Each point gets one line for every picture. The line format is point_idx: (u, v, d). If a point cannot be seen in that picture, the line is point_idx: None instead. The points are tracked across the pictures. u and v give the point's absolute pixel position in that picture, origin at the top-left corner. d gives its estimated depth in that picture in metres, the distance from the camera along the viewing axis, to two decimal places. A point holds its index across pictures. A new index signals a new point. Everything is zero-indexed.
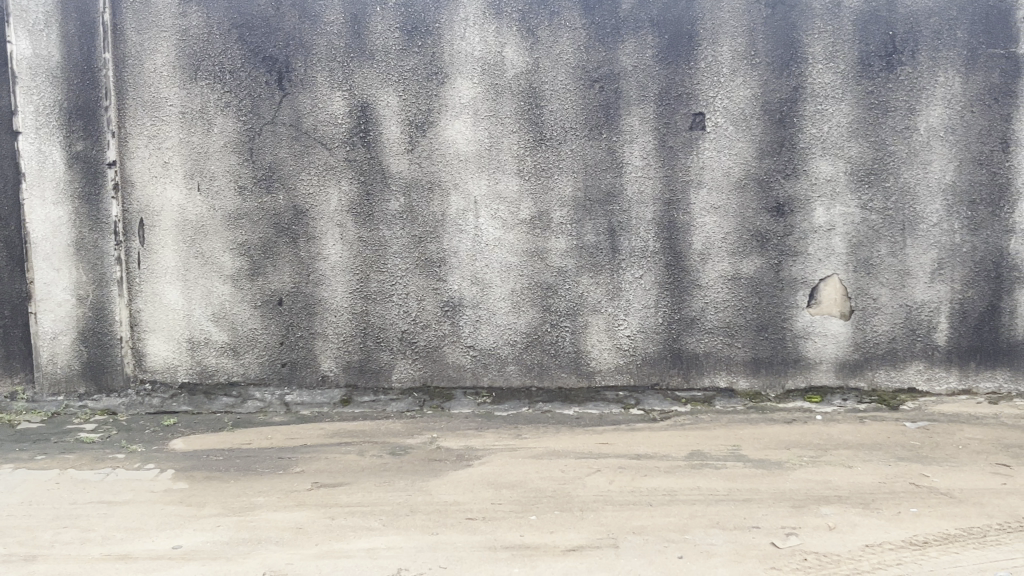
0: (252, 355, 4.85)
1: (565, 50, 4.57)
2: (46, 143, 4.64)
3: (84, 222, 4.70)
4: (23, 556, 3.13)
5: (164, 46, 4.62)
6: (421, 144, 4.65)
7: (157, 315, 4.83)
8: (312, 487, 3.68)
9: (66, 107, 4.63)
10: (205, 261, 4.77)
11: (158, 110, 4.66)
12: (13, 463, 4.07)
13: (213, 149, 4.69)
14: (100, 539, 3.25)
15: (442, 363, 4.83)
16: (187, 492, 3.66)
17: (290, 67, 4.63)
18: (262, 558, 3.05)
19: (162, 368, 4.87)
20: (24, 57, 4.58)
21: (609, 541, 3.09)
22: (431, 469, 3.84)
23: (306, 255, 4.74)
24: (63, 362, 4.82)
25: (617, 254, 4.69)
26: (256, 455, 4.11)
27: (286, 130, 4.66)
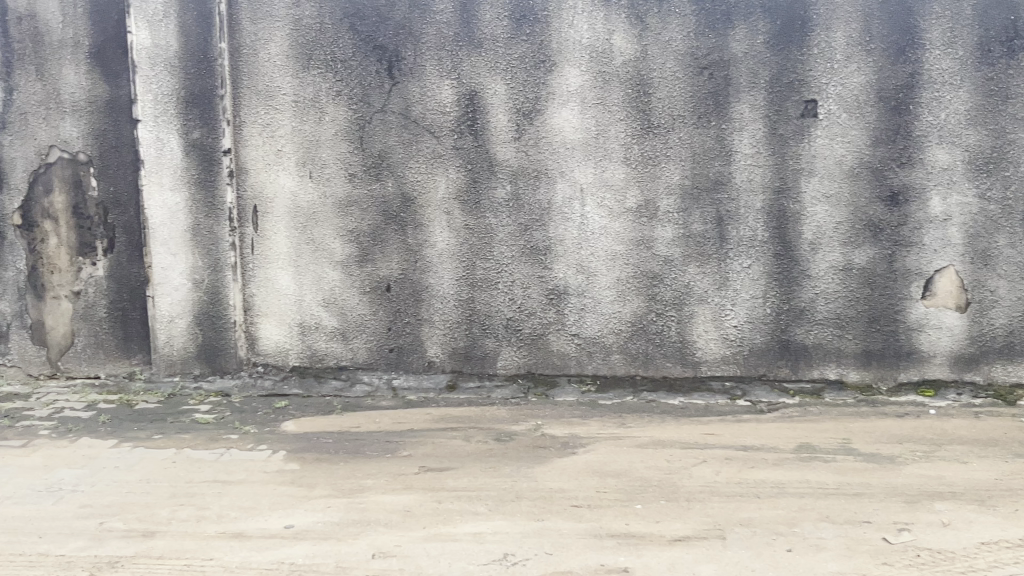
0: (361, 340, 4.92)
1: (674, 37, 4.53)
2: (164, 131, 4.75)
3: (200, 208, 4.81)
4: (142, 532, 3.23)
5: (278, 36, 4.71)
6: (528, 131, 4.67)
7: (270, 300, 4.93)
8: (420, 470, 3.72)
9: (183, 95, 4.73)
10: (316, 247, 4.85)
11: (272, 99, 4.76)
12: (132, 442, 4.21)
13: (325, 138, 4.77)
14: (215, 517, 3.33)
15: (547, 351, 4.84)
16: (298, 473, 3.74)
17: (399, 56, 4.68)
18: (371, 540, 3.10)
19: (274, 352, 4.98)
20: (143, 48, 4.68)
21: (716, 532, 3.07)
22: (536, 456, 3.86)
23: (414, 242, 4.79)
24: (180, 345, 4.93)
25: (725, 244, 4.64)
26: (365, 439, 4.17)
27: (395, 118, 4.72)
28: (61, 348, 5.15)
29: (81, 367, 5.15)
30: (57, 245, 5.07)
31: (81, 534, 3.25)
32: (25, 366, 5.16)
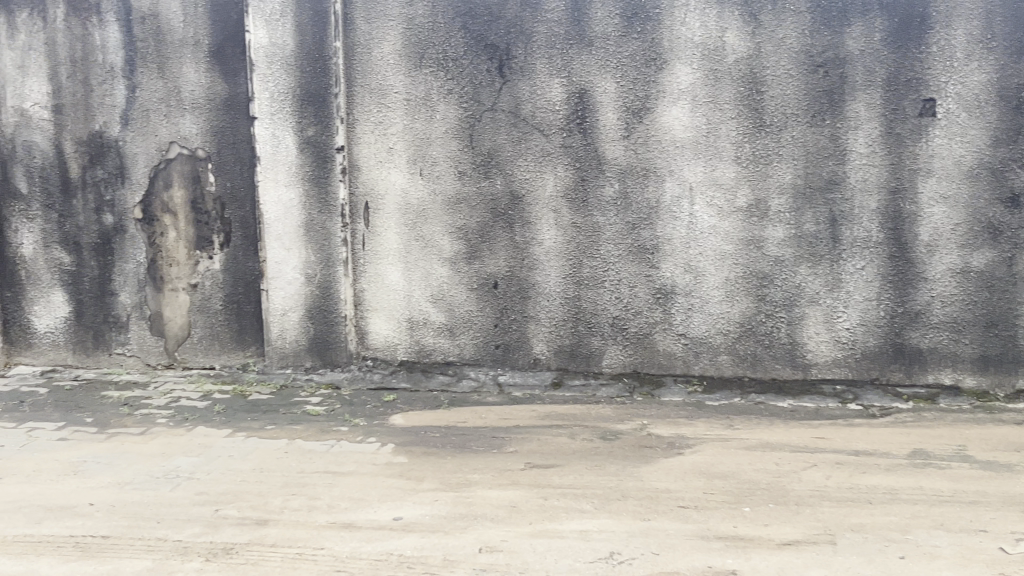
0: (468, 336, 4.96)
1: (789, 35, 4.48)
2: (280, 128, 4.87)
3: (313, 204, 4.91)
4: (256, 520, 3.32)
5: (391, 35, 4.78)
6: (638, 130, 4.65)
7: (380, 295, 5.01)
8: (526, 467, 3.74)
9: (298, 93, 4.84)
10: (426, 243, 4.91)
11: (385, 97, 4.83)
12: (246, 431, 4.34)
13: (435, 135, 4.82)
14: (325, 507, 3.41)
15: (653, 351, 4.81)
16: (407, 466, 3.80)
17: (510, 54, 4.70)
18: (478, 534, 3.12)
19: (383, 346, 5.05)
20: (260, 46, 4.81)
21: (826, 537, 3.03)
22: (642, 455, 3.85)
23: (521, 240, 4.82)
24: (292, 338, 5.04)
25: (838, 244, 4.57)
26: (472, 434, 4.21)
27: (505, 116, 4.74)
28: (178, 339, 5.31)
29: (197, 357, 5.30)
30: (175, 239, 5.22)
31: (197, 520, 3.35)
32: (144, 355, 5.35)
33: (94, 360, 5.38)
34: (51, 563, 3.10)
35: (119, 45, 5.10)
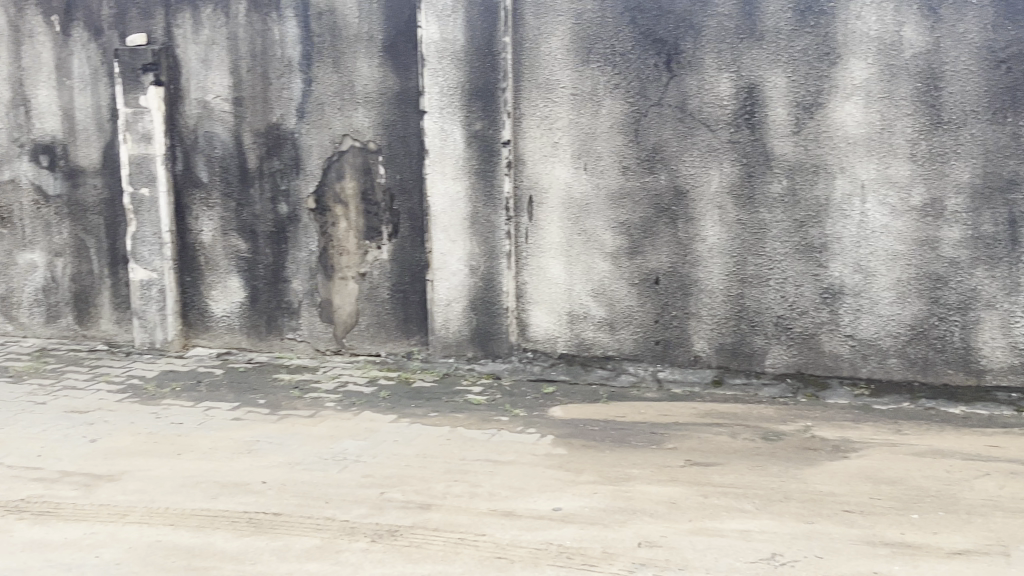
0: (628, 331, 4.95)
1: (970, 29, 4.33)
2: (449, 122, 5.00)
3: (479, 198, 5.01)
4: (419, 504, 3.47)
5: (559, 30, 4.81)
6: (808, 126, 4.57)
7: (542, 288, 5.05)
8: (686, 463, 3.73)
9: (467, 88, 4.95)
10: (588, 238, 4.93)
11: (552, 92, 4.87)
12: (410, 418, 4.49)
13: (601, 130, 4.83)
14: (486, 494, 3.51)
15: (819, 351, 4.71)
16: (566, 458, 3.85)
17: (679, 49, 4.68)
18: (638, 529, 3.13)
19: (544, 339, 5.08)
20: (432, 41, 4.95)
21: (999, 548, 2.93)
22: (806, 457, 3.79)
23: (685, 235, 4.79)
24: (455, 328, 5.15)
25: (1018, 247, 4.40)
26: (631, 428, 4.21)
27: (672, 111, 4.73)
28: (346, 326, 5.46)
29: (364, 344, 5.44)
30: (346, 229, 5.38)
31: (363, 502, 3.52)
32: (314, 341, 5.52)
33: (267, 343, 5.59)
34: (227, 537, 3.30)
35: (297, 40, 5.27)
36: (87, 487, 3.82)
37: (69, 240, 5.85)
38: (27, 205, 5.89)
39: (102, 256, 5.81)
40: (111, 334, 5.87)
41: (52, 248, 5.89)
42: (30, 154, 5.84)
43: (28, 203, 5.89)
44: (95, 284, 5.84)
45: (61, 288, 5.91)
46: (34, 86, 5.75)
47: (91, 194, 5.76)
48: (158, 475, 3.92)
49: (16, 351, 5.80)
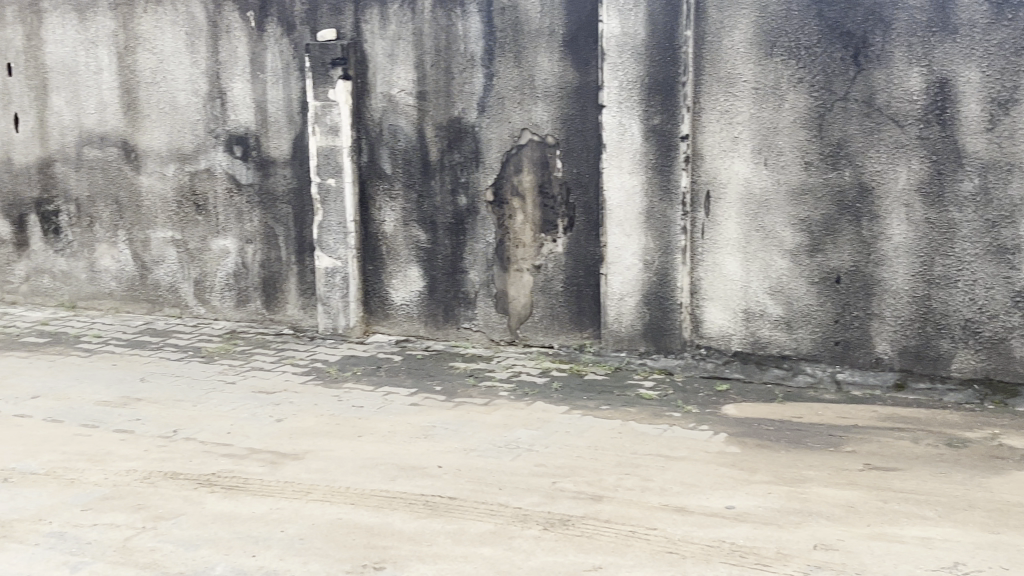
0: (806, 331, 4.84)
1: None
2: (627, 116, 5.02)
3: (656, 192, 5.01)
4: (591, 495, 3.50)
5: (743, 23, 4.76)
6: (1003, 122, 4.39)
7: (717, 284, 5.00)
8: (864, 467, 3.64)
9: (646, 82, 4.96)
10: (766, 235, 4.85)
11: (733, 86, 4.82)
12: (582, 410, 4.52)
13: (783, 125, 4.75)
14: (658, 489, 3.51)
15: (1009, 357, 4.52)
16: (740, 456, 3.81)
17: (867, 42, 4.56)
18: (813, 531, 3.08)
19: (718, 336, 5.03)
20: (612, 36, 4.98)
21: None
22: (992, 466, 3.65)
23: (869, 234, 4.66)
24: (628, 322, 5.17)
25: None
26: (808, 429, 4.14)
27: (858, 106, 4.61)
28: (521, 317, 5.53)
29: (538, 335, 5.50)
30: (522, 221, 5.44)
31: (536, 491, 3.57)
32: (489, 331, 5.62)
33: (443, 332, 5.71)
34: (404, 518, 3.41)
35: (480, 35, 5.37)
36: (272, 463, 4.00)
37: (259, 227, 6.10)
38: (221, 193, 6.17)
39: (289, 243, 6.03)
40: (296, 319, 6.09)
41: (243, 235, 6.15)
42: (224, 145, 6.11)
43: (223, 191, 6.16)
44: (282, 270, 6.08)
45: (251, 273, 6.17)
46: (230, 79, 6.02)
47: (280, 184, 5.99)
48: (339, 455, 4.06)
49: (208, 332, 6.09)
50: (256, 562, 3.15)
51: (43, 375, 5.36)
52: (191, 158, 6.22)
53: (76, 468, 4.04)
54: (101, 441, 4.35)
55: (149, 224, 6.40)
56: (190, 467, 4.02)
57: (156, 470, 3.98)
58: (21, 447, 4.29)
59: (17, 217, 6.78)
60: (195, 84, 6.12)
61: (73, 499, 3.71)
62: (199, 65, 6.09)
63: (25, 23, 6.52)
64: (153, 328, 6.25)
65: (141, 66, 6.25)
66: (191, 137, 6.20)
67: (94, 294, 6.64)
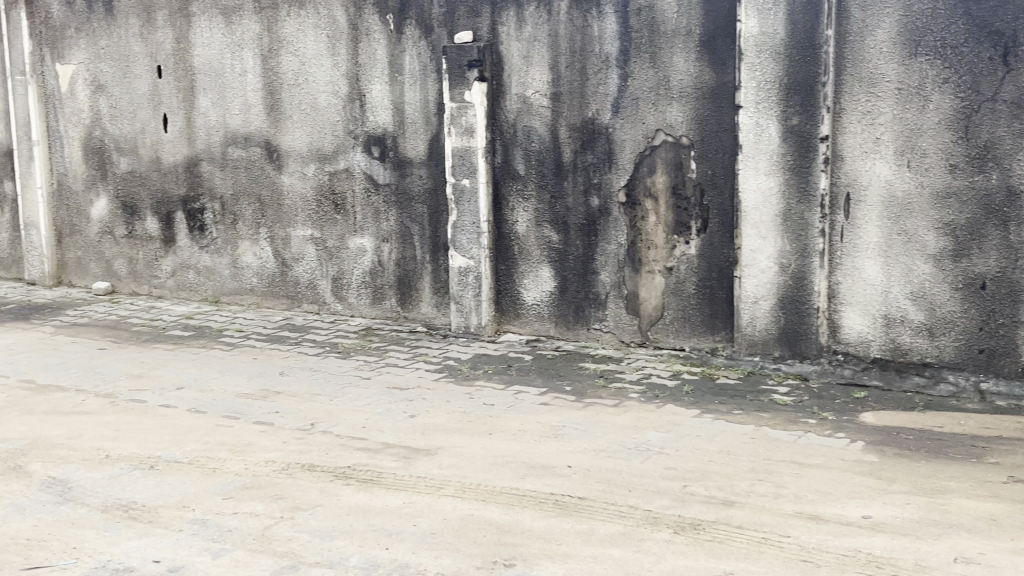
0: (948, 338, 4.71)
1: None
2: (764, 117, 4.95)
3: (793, 194, 4.93)
4: (723, 500, 3.47)
5: (886, 22, 4.65)
6: None
7: (856, 289, 4.89)
8: (1008, 480, 3.53)
9: (785, 82, 4.88)
10: (908, 238, 4.73)
11: (875, 86, 4.71)
12: (714, 414, 4.48)
13: (927, 126, 4.63)
14: (792, 496, 3.46)
15: None
16: (877, 465, 3.73)
17: (1017, 41, 4.44)
18: (953, 543, 3.00)
19: (856, 342, 4.92)
20: (751, 35, 4.92)
21: None
22: None
23: (1016, 239, 4.51)
24: (762, 326, 5.10)
25: None
26: (949, 440, 4.02)
27: (1006, 107, 4.47)
28: (652, 319, 5.51)
29: (669, 338, 5.47)
30: (655, 223, 5.42)
31: (666, 494, 3.56)
32: (619, 333, 5.61)
33: (574, 333, 5.73)
34: (535, 516, 3.43)
35: (616, 36, 5.36)
36: (406, 459, 4.07)
37: (395, 226, 6.21)
38: (359, 192, 6.30)
39: (424, 242, 6.12)
40: (430, 317, 6.18)
41: (380, 234, 6.27)
42: (363, 145, 6.23)
43: (360, 191, 6.29)
44: (417, 269, 6.17)
45: (386, 272, 6.28)
46: (369, 81, 6.14)
47: (416, 184, 6.09)
48: (471, 452, 4.11)
49: (345, 329, 6.23)
50: (390, 554, 3.21)
51: (188, 367, 5.56)
52: (330, 158, 6.36)
53: (218, 457, 4.18)
54: (241, 432, 4.49)
55: (289, 222, 6.57)
56: (325, 459, 4.12)
57: (294, 462, 4.09)
58: (167, 436, 4.46)
59: (166, 215, 7.06)
60: (335, 85, 6.26)
61: (215, 487, 3.84)
62: (340, 68, 6.23)
63: (175, 27, 6.77)
64: (291, 323, 6.42)
65: (284, 69, 6.42)
66: (331, 138, 6.34)
67: (236, 289, 6.85)
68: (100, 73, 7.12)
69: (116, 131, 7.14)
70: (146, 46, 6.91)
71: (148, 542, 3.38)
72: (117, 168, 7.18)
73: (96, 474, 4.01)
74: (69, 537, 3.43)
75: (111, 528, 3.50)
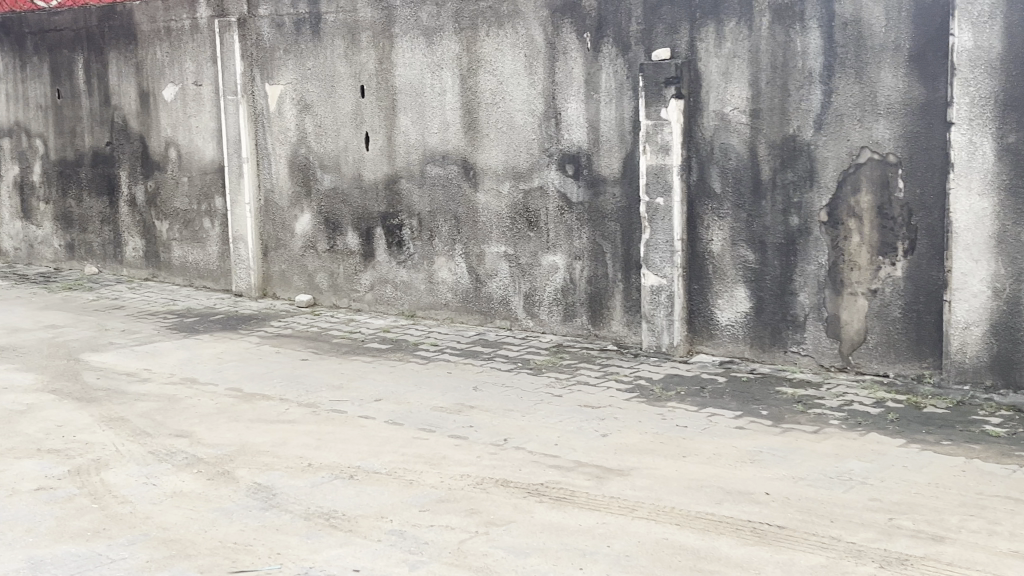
0: None
1: None
2: (978, 134, 4.72)
3: (1008, 215, 4.70)
4: (931, 535, 3.32)
5: None
6: None
7: None
8: None
9: (1001, 98, 4.66)
10: None
11: None
12: (921, 444, 4.29)
13: None
14: (1007, 534, 3.29)
15: None
16: None
17: None
18: None
19: None
20: (964, 50, 4.71)
21: None
22: None
23: None
24: (972, 353, 4.86)
25: None
26: None
27: None
28: (853, 343, 5.32)
29: (871, 363, 5.28)
30: (859, 243, 5.24)
31: (871, 526, 3.42)
32: (818, 356, 5.44)
33: (770, 355, 5.59)
34: (732, 543, 3.34)
35: (820, 51, 5.23)
36: (599, 478, 4.03)
37: (588, 244, 6.20)
38: (553, 210, 6.32)
39: (617, 261, 6.10)
40: (621, 336, 6.14)
41: (572, 252, 6.27)
42: (557, 163, 6.25)
43: (554, 209, 6.31)
44: (609, 287, 6.14)
45: (578, 289, 6.28)
46: (565, 100, 6.16)
47: (610, 202, 6.07)
48: (665, 474, 4.05)
49: (537, 345, 6.25)
50: None
51: (385, 380, 5.68)
52: (525, 176, 6.41)
53: (416, 469, 4.24)
54: (437, 445, 4.55)
55: (484, 239, 6.65)
56: (519, 475, 4.13)
57: (488, 476, 4.12)
58: (366, 447, 4.56)
59: (366, 231, 7.25)
60: (531, 104, 6.31)
61: (412, 499, 3.90)
62: (536, 86, 6.27)
63: (378, 48, 6.95)
64: (484, 339, 6.48)
65: (482, 87, 6.51)
66: (526, 156, 6.39)
67: (431, 304, 6.98)
68: (307, 93, 7.38)
69: (320, 149, 7.38)
70: (351, 67, 7.12)
71: (349, 551, 3.45)
72: (320, 185, 7.43)
73: (299, 482, 4.13)
74: (273, 543, 3.54)
75: (313, 535, 3.60)
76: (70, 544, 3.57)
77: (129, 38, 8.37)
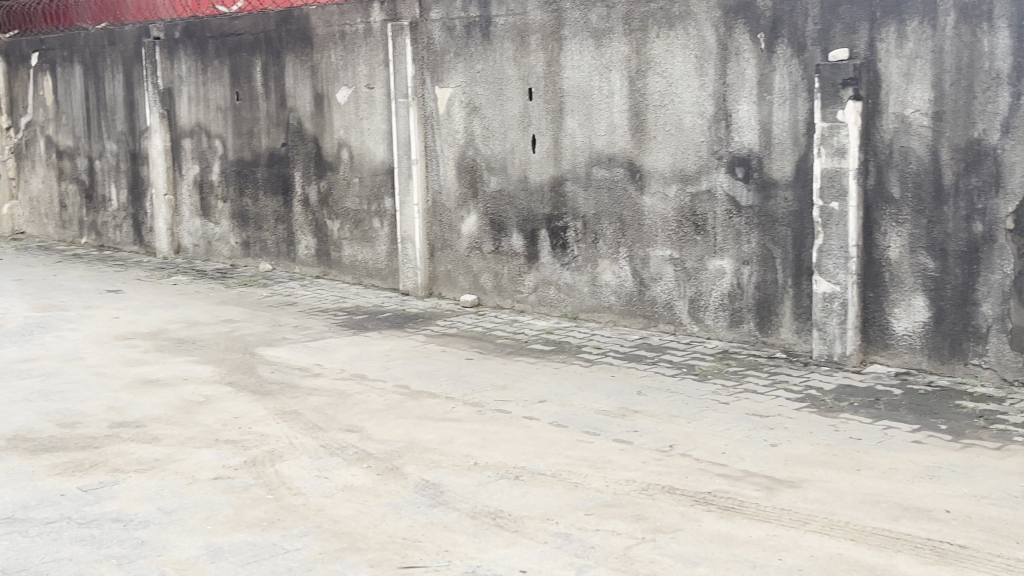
0: None
1: None
2: None
3: None
4: None
5: None
6: None
7: None
8: None
9: None
10: None
11: None
12: None
13: None
14: None
15: None
16: None
17: None
18: None
19: None
20: None
21: None
22: None
23: None
24: None
25: None
26: None
27: None
28: None
29: None
30: None
31: None
32: (1001, 370, 5.21)
33: (949, 368, 5.37)
34: (911, 562, 3.23)
35: (1009, 51, 5.02)
36: (769, 489, 3.94)
37: (757, 249, 6.08)
38: (720, 214, 6.22)
39: (787, 267, 5.96)
40: (790, 343, 6.00)
41: (740, 256, 6.16)
42: (727, 166, 6.15)
43: (722, 213, 6.21)
44: (778, 293, 6.01)
45: (745, 295, 6.16)
46: (736, 102, 6.05)
47: (781, 207, 5.94)
48: (838, 487, 3.93)
49: (702, 351, 6.17)
50: None
51: (549, 382, 5.68)
52: (694, 179, 6.32)
53: (581, 472, 4.23)
54: (602, 449, 4.52)
55: (649, 243, 6.60)
56: (687, 482, 4.07)
57: (655, 483, 4.07)
58: (530, 448, 4.56)
59: (531, 232, 7.28)
60: (701, 106, 6.23)
61: (578, 502, 3.89)
62: (706, 88, 6.18)
63: (547, 50, 6.97)
64: (648, 343, 6.43)
65: (650, 90, 6.45)
66: (695, 158, 6.30)
67: (594, 307, 6.95)
68: (475, 95, 7.46)
69: (488, 151, 7.44)
70: (520, 69, 7.16)
71: (516, 551, 3.46)
72: (488, 187, 7.49)
73: (465, 480, 4.17)
74: (441, 540, 3.57)
75: (480, 534, 3.62)
76: (246, 533, 3.68)
77: (305, 42, 8.61)
